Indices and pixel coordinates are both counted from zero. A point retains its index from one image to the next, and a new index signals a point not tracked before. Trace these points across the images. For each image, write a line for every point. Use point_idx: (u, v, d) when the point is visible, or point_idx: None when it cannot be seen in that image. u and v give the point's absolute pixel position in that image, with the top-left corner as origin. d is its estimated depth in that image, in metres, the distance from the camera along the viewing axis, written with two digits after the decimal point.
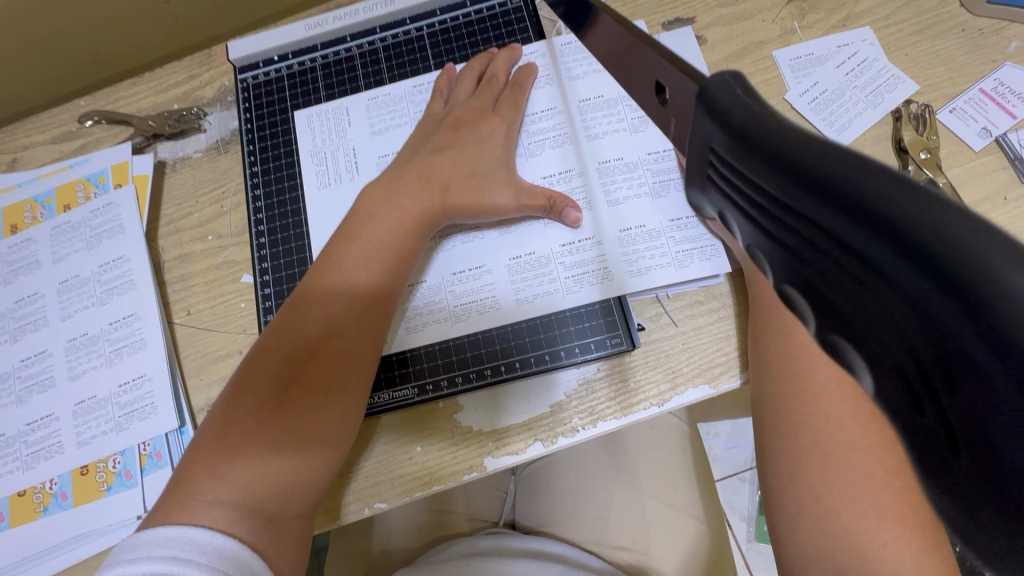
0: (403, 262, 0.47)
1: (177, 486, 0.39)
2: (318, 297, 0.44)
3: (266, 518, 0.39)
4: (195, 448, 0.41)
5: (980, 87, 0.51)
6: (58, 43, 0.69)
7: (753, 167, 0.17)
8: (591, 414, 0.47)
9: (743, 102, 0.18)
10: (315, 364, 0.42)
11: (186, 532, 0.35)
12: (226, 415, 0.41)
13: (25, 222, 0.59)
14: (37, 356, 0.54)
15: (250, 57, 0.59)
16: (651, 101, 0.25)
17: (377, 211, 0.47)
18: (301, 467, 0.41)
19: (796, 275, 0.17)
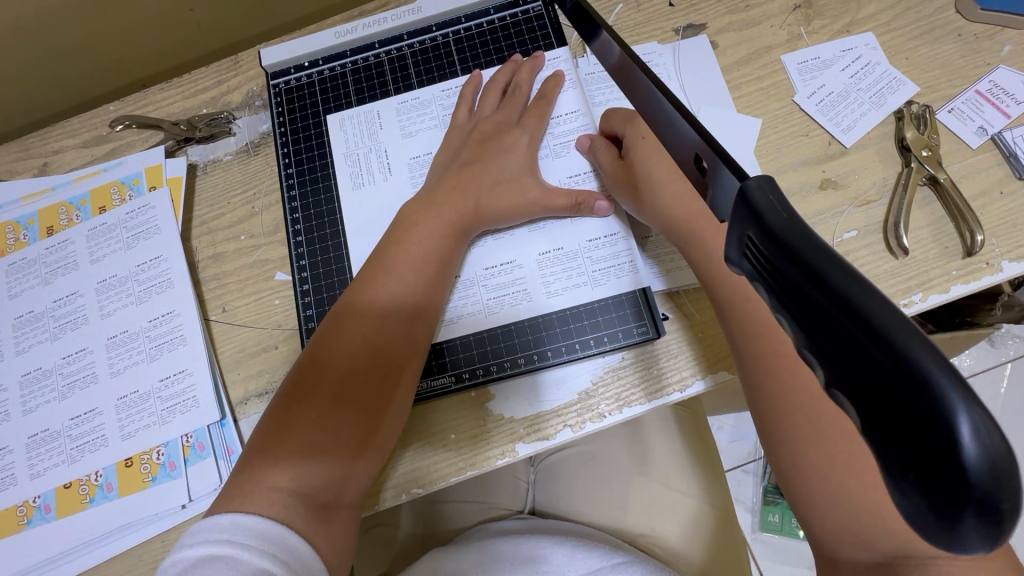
0: (441, 281, 0.49)
1: (239, 477, 0.42)
2: (362, 311, 0.46)
3: (320, 507, 0.41)
4: (253, 442, 0.43)
5: (976, 88, 0.54)
6: (86, 49, 0.71)
7: (763, 236, 0.22)
8: (618, 400, 0.49)
9: (776, 207, 0.22)
10: (361, 370, 0.44)
11: (240, 519, 0.38)
12: (276, 421, 0.43)
13: (62, 224, 0.61)
14: (79, 353, 0.56)
15: (281, 62, 0.61)
16: (692, 170, 0.30)
17: (419, 218, 0.50)
18: (342, 472, 0.43)
19: (786, 321, 0.21)
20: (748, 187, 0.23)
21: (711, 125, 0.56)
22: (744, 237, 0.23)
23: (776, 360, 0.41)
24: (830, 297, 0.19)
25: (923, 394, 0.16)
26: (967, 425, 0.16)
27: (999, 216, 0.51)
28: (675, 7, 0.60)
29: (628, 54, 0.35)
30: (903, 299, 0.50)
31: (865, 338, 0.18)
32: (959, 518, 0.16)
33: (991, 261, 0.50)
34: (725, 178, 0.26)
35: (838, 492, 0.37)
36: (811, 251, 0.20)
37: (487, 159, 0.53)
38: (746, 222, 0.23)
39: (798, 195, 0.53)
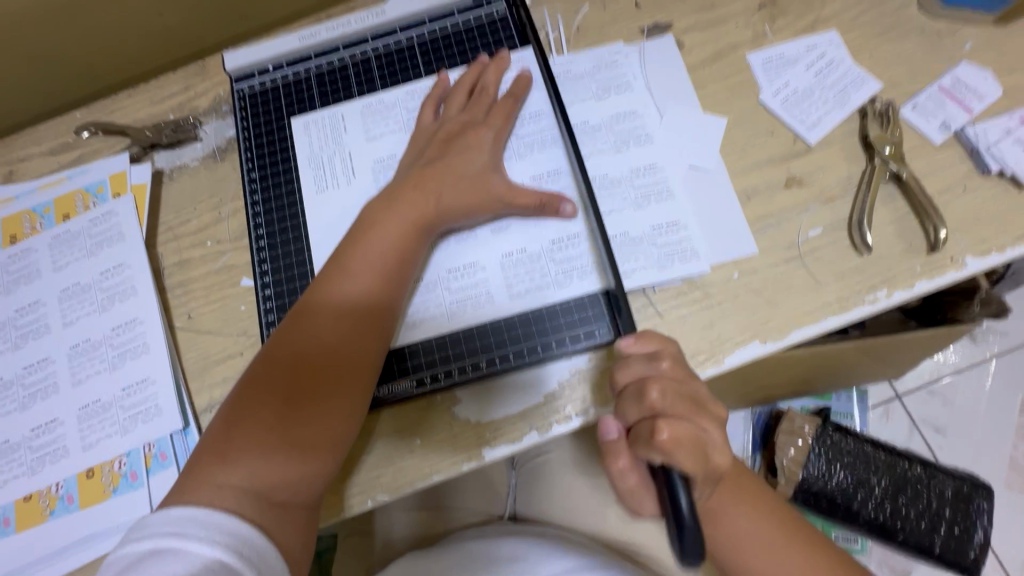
0: (403, 278, 0.49)
1: (191, 477, 0.41)
2: (321, 306, 0.46)
3: (273, 504, 0.41)
4: (207, 441, 0.43)
5: (939, 84, 0.54)
6: (54, 55, 0.70)
7: None
8: (583, 403, 0.49)
9: None
10: (317, 367, 0.44)
11: (189, 512, 0.38)
12: (230, 416, 0.43)
13: (25, 232, 0.60)
14: (40, 363, 0.55)
15: (246, 66, 0.60)
16: None
17: (380, 217, 0.49)
18: (295, 470, 0.42)
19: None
20: None
21: (677, 125, 0.56)
22: None
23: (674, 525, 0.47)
24: None
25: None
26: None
27: (963, 211, 0.51)
28: (640, 8, 0.60)
29: None
30: (869, 296, 0.49)
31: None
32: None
33: (956, 256, 0.49)
34: None
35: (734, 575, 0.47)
36: None
37: (449, 160, 0.52)
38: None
39: (764, 194, 0.53)
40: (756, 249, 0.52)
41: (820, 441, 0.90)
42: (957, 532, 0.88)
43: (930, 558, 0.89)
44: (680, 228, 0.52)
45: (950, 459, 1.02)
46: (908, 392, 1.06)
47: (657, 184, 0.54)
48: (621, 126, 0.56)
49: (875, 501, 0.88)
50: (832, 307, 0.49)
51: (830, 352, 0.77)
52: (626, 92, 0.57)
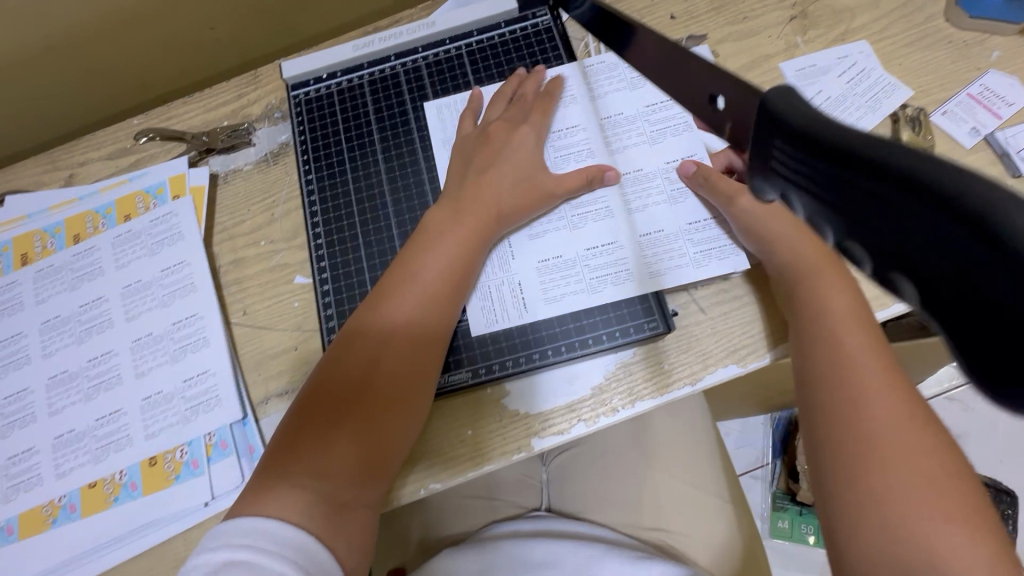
0: (459, 286, 0.50)
1: (263, 474, 0.43)
2: (377, 315, 0.48)
3: (333, 509, 0.42)
4: (277, 437, 0.45)
5: (968, 92, 0.57)
6: (111, 65, 0.74)
7: (809, 154, 0.21)
8: (630, 395, 0.51)
9: (802, 111, 0.22)
10: (371, 370, 0.46)
11: (262, 524, 0.40)
12: (297, 424, 0.45)
13: (87, 231, 0.63)
14: (104, 356, 0.58)
15: (301, 75, 0.64)
16: (704, 110, 0.29)
17: (444, 228, 0.52)
18: (365, 475, 0.44)
19: (835, 225, 0.20)
20: (769, 100, 0.23)
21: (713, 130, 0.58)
22: (770, 149, 0.23)
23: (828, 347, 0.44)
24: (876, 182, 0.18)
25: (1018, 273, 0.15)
26: None
27: None
28: (676, 20, 0.63)
29: (636, 27, 0.39)
30: None
31: (948, 223, 0.17)
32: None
33: None
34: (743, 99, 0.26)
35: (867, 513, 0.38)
36: (860, 144, 0.19)
37: (468, 177, 0.54)
38: (772, 132, 0.22)
39: None
40: None
41: None
42: None
43: None
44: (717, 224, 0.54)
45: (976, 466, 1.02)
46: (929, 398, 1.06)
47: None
48: (660, 122, 0.58)
49: None
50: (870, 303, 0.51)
51: None
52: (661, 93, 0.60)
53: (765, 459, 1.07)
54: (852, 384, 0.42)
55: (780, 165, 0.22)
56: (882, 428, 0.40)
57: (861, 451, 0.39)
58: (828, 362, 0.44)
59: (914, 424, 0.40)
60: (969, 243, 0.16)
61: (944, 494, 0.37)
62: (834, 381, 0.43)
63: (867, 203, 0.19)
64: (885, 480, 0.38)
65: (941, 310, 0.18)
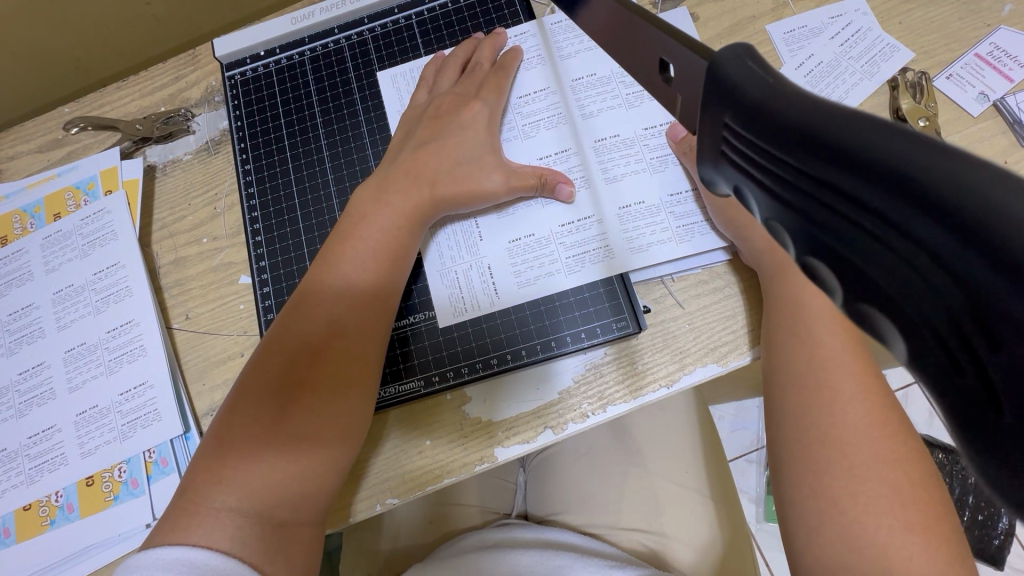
0: (403, 261, 0.46)
1: (185, 495, 0.39)
2: (321, 296, 0.44)
3: (276, 524, 0.38)
4: (202, 450, 0.40)
5: (976, 52, 0.51)
6: (40, 50, 0.68)
7: (768, 137, 0.15)
8: (600, 399, 0.46)
9: (755, 75, 0.16)
10: (312, 355, 0.42)
11: (187, 554, 0.35)
12: (230, 418, 0.41)
13: (15, 233, 0.58)
14: (35, 369, 0.53)
15: (236, 53, 0.58)
16: (654, 81, 0.24)
17: (370, 211, 0.47)
18: (307, 469, 0.40)
19: (800, 235, 0.15)
20: (717, 62, 0.17)
21: None
22: (719, 130, 0.17)
23: (803, 344, 0.39)
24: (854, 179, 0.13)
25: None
26: None
27: None
28: None
29: None
30: None
31: (955, 252, 0.12)
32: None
33: None
34: (690, 62, 0.21)
35: (832, 525, 0.34)
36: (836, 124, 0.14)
37: (417, 152, 0.49)
38: (722, 105, 0.17)
39: None
40: None
41: None
42: (981, 519, 0.85)
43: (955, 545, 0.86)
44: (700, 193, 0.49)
45: None
46: None
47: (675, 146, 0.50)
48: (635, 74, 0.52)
49: None
50: None
51: None
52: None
53: (760, 442, 1.03)
54: (827, 388, 0.37)
55: (731, 148, 0.17)
56: (850, 435, 0.36)
57: (828, 459, 0.35)
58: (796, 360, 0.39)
59: (885, 431, 0.36)
60: (956, 284, 0.12)
61: (910, 507, 0.34)
62: (808, 384, 0.38)
63: (836, 215, 0.14)
64: (849, 492, 0.34)
65: (916, 356, 0.13)
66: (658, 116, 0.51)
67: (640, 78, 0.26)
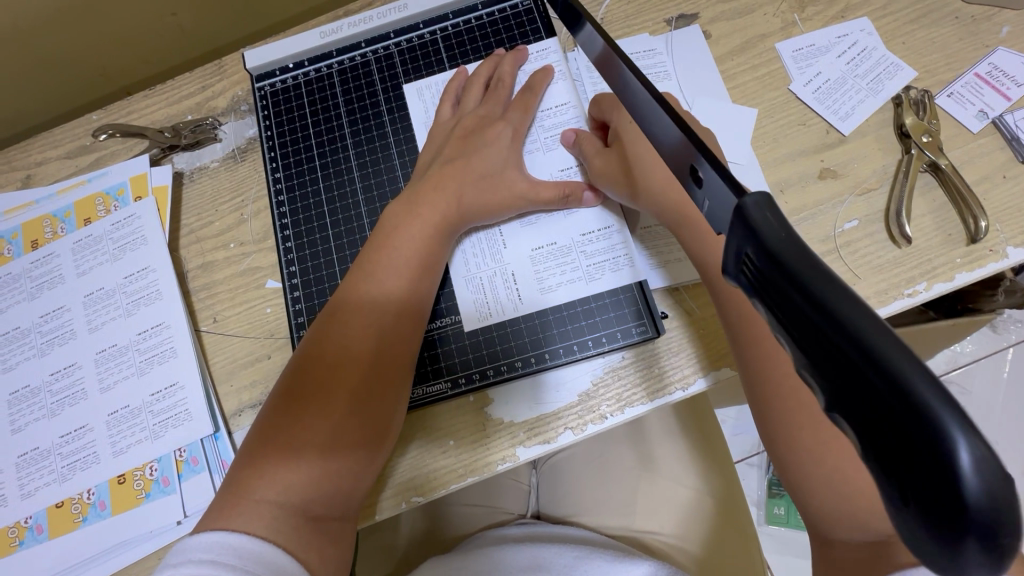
0: (432, 271, 0.48)
1: (229, 488, 0.40)
2: (356, 306, 0.46)
3: (310, 520, 0.40)
4: (243, 452, 0.42)
5: (975, 71, 0.53)
6: (68, 58, 0.69)
7: (780, 274, 0.20)
8: (618, 401, 0.48)
9: (775, 224, 0.21)
10: (349, 363, 0.43)
11: (224, 538, 0.36)
12: (269, 422, 0.42)
13: (46, 237, 0.60)
14: (67, 369, 0.55)
15: (266, 65, 0.60)
16: (685, 179, 0.29)
17: (401, 222, 0.48)
18: (342, 470, 0.42)
19: (783, 337, 0.21)
20: (745, 205, 0.22)
21: (706, 116, 0.55)
22: (741, 252, 0.22)
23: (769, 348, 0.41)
24: (828, 320, 0.18)
25: (924, 422, 0.16)
26: (969, 452, 0.15)
27: (1003, 201, 0.50)
28: None
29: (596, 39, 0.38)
30: (907, 289, 0.49)
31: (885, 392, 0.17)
32: (959, 541, 0.16)
33: (996, 247, 0.49)
34: (721, 190, 0.26)
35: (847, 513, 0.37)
36: (814, 275, 0.19)
37: (451, 164, 0.51)
38: (745, 237, 0.22)
39: (797, 185, 0.52)
40: None
41: None
42: None
43: None
44: None
45: None
46: None
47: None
48: None
49: None
50: (870, 301, 0.49)
51: None
52: (662, 81, 0.57)
53: (761, 447, 1.04)
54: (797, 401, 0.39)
55: (749, 263, 0.21)
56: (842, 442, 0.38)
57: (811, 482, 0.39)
58: (809, 427, 0.38)
59: None
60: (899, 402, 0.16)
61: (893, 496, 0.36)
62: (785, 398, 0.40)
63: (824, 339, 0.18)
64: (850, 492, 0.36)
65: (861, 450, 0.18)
66: None
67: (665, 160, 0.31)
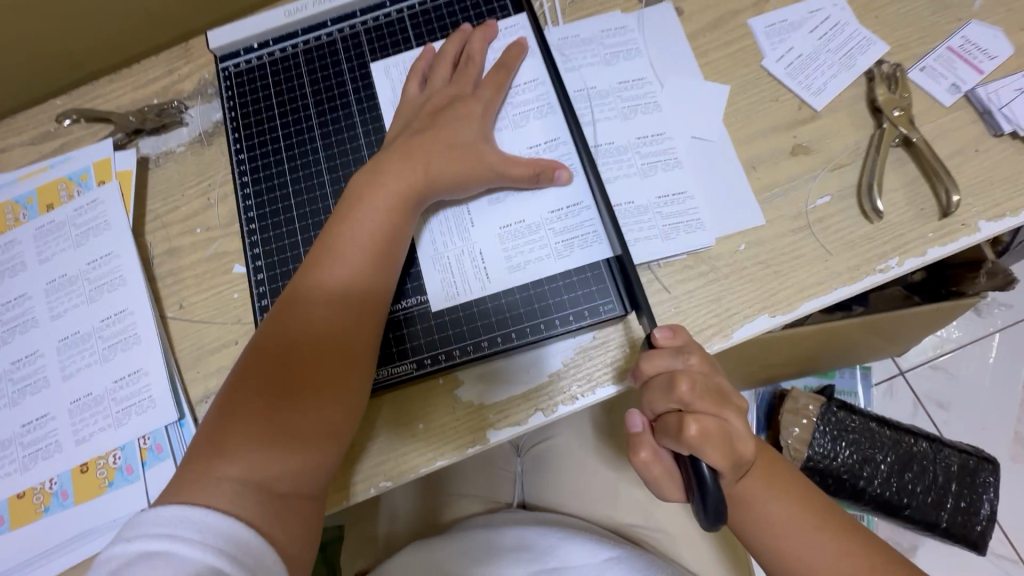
0: (399, 244, 0.47)
1: (192, 465, 0.40)
2: (320, 280, 0.45)
3: (275, 496, 0.39)
4: (205, 429, 0.41)
5: (948, 45, 0.53)
6: (31, 43, 0.68)
7: None
8: (589, 381, 0.48)
9: None
10: (312, 338, 0.43)
11: (184, 512, 0.36)
12: (230, 399, 0.42)
13: (8, 223, 0.59)
14: (28, 357, 0.54)
15: (229, 45, 0.59)
16: None
17: (366, 193, 0.47)
18: (307, 446, 0.41)
19: None
20: None
21: (679, 92, 0.54)
22: None
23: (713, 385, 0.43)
24: None
25: None
26: None
27: (975, 175, 0.49)
28: None
29: None
30: (879, 265, 0.48)
31: None
32: None
33: (968, 221, 0.48)
34: None
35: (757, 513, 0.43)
36: None
37: (418, 140, 0.50)
38: None
39: (769, 162, 0.51)
40: (763, 219, 0.50)
41: (825, 419, 0.86)
42: (965, 507, 0.86)
43: (937, 532, 0.88)
44: (689, 198, 0.51)
45: (960, 433, 1.00)
46: (912, 368, 1.04)
47: (665, 153, 0.52)
48: (631, 91, 0.54)
49: (881, 478, 0.86)
50: (842, 277, 0.48)
51: (836, 329, 0.75)
52: (635, 58, 0.55)
53: None
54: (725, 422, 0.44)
55: None
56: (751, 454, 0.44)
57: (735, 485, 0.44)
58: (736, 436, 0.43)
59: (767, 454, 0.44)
60: None
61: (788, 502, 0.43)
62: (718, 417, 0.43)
63: None
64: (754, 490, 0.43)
65: None
66: (654, 126, 0.53)
67: None
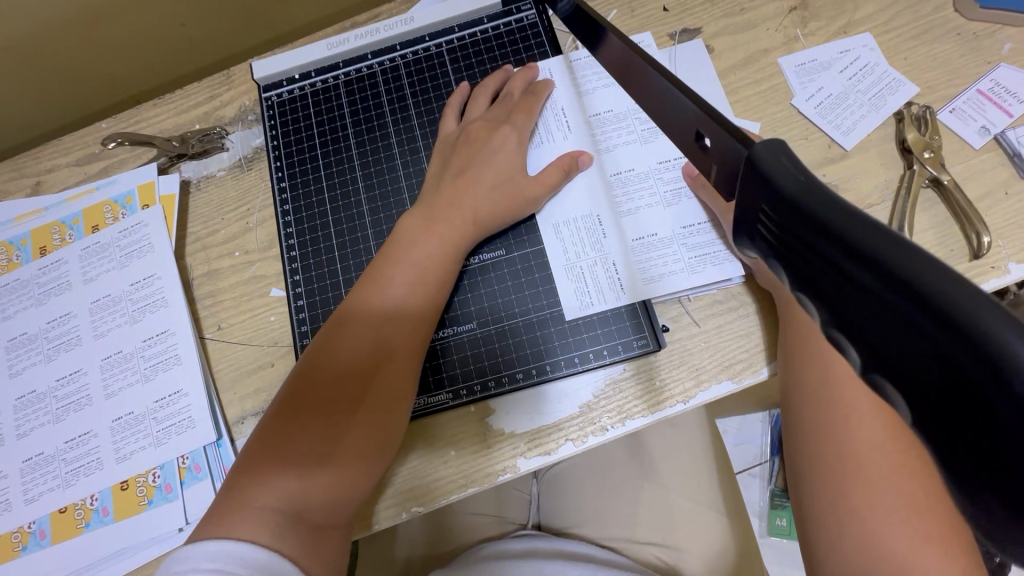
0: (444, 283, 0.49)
1: (229, 494, 0.41)
2: (366, 314, 0.46)
3: (309, 528, 0.40)
4: (243, 457, 0.42)
5: (977, 87, 0.53)
6: (79, 67, 0.71)
7: (806, 226, 0.20)
8: (620, 413, 0.49)
9: (789, 169, 0.21)
10: (357, 369, 0.44)
11: (230, 546, 0.37)
12: (275, 429, 0.42)
13: (54, 243, 0.61)
14: (72, 375, 0.55)
15: (273, 74, 0.61)
16: (691, 148, 0.30)
17: (417, 236, 0.49)
18: (350, 473, 0.42)
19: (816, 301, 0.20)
20: (758, 153, 0.22)
21: None
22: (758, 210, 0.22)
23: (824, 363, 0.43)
24: (863, 267, 0.18)
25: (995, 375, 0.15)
26: None
27: (1005, 217, 0.50)
28: (669, 12, 0.60)
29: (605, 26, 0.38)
30: None
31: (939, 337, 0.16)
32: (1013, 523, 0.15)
33: (997, 264, 0.49)
34: (730, 144, 0.25)
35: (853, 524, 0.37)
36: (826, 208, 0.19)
37: (459, 178, 0.52)
38: (761, 192, 0.22)
39: None
40: None
41: None
42: None
43: None
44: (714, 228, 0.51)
45: None
46: None
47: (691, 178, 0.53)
48: None
49: None
50: None
51: None
52: None
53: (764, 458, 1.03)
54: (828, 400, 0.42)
55: (762, 227, 0.22)
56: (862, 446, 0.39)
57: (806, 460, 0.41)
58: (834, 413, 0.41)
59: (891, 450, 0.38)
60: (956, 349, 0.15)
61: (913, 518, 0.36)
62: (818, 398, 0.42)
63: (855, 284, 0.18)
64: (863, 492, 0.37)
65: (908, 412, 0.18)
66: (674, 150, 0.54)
67: (679, 137, 0.31)
